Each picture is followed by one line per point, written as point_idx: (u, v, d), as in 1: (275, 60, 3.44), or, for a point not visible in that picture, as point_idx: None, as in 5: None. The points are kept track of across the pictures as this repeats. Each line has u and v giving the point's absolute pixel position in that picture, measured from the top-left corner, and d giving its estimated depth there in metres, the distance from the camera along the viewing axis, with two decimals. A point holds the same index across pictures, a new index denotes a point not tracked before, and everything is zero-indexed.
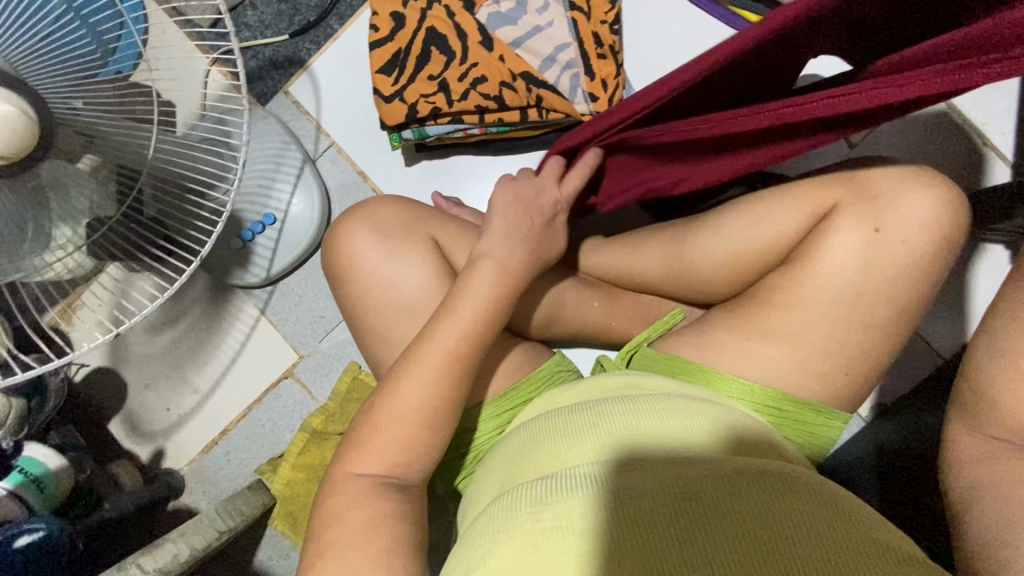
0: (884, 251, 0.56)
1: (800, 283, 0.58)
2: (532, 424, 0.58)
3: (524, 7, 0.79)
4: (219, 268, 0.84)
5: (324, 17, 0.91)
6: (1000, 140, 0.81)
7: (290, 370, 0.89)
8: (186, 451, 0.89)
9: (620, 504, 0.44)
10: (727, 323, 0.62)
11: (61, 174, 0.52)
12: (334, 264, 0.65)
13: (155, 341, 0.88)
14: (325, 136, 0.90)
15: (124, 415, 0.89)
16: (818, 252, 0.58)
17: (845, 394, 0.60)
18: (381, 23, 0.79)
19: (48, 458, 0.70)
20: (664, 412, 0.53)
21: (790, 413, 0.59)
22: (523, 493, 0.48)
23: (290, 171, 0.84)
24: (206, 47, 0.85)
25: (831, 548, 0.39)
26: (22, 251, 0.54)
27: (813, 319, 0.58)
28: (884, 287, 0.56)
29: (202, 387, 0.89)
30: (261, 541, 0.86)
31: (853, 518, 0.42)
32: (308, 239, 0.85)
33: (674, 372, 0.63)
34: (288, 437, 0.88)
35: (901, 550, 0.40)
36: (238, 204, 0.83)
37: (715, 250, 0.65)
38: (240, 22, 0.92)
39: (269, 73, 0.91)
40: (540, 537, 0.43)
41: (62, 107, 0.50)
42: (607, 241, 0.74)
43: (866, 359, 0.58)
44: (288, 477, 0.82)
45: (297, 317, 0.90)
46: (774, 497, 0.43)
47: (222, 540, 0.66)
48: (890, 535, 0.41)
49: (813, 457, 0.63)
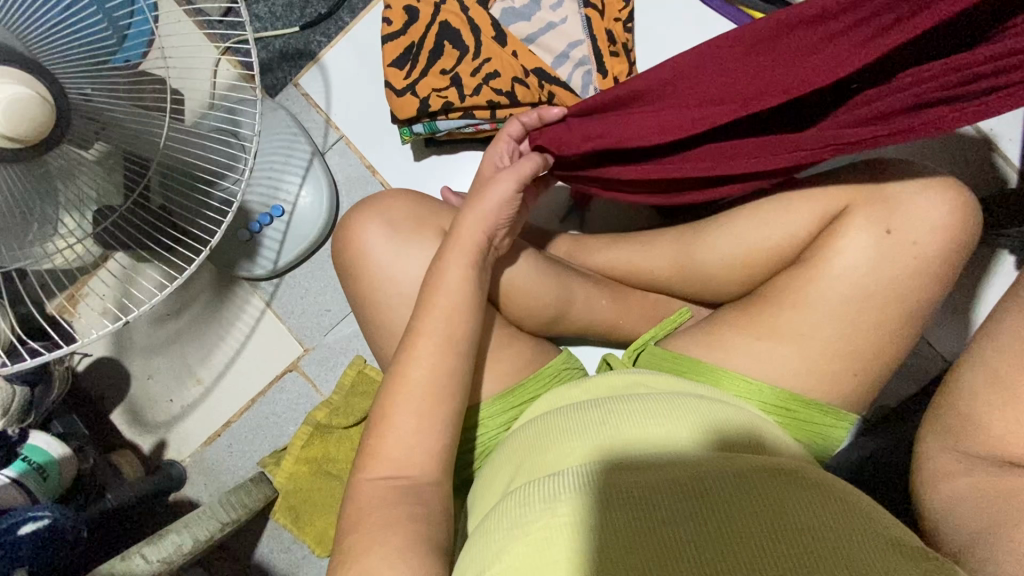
0: (895, 253, 0.56)
1: (809, 285, 0.58)
2: (540, 420, 0.57)
3: (538, 4, 0.80)
4: (226, 259, 0.84)
5: (335, 10, 0.91)
6: (1008, 146, 0.81)
7: (295, 363, 0.89)
8: (189, 443, 0.89)
9: (631, 501, 0.44)
10: (735, 322, 0.62)
11: (71, 160, 0.51)
12: (344, 257, 0.65)
13: (160, 331, 0.88)
14: (333, 129, 0.90)
15: (127, 405, 0.88)
16: (827, 252, 0.58)
17: (853, 394, 0.60)
18: (394, 16, 0.79)
19: (52, 446, 0.71)
20: (675, 411, 0.53)
21: (798, 413, 0.59)
22: (533, 489, 0.48)
23: (299, 163, 0.84)
24: (215, 37, 0.85)
25: (840, 548, 0.39)
26: (30, 237, 0.53)
27: (822, 319, 0.58)
28: (893, 288, 0.57)
29: (206, 378, 0.89)
30: (264, 534, 0.86)
31: (866, 515, 0.42)
32: (316, 232, 0.85)
33: (681, 371, 0.63)
34: (291, 430, 0.88)
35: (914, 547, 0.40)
36: (246, 196, 0.83)
37: (725, 249, 0.65)
38: (250, 13, 0.92)
39: (279, 65, 0.91)
40: (553, 533, 0.43)
41: (75, 92, 0.50)
42: (617, 239, 0.74)
43: (875, 361, 0.59)
44: (291, 471, 0.82)
45: (303, 310, 0.89)
46: (787, 495, 0.43)
47: (225, 532, 0.66)
48: (903, 533, 0.41)
49: (819, 458, 0.63)
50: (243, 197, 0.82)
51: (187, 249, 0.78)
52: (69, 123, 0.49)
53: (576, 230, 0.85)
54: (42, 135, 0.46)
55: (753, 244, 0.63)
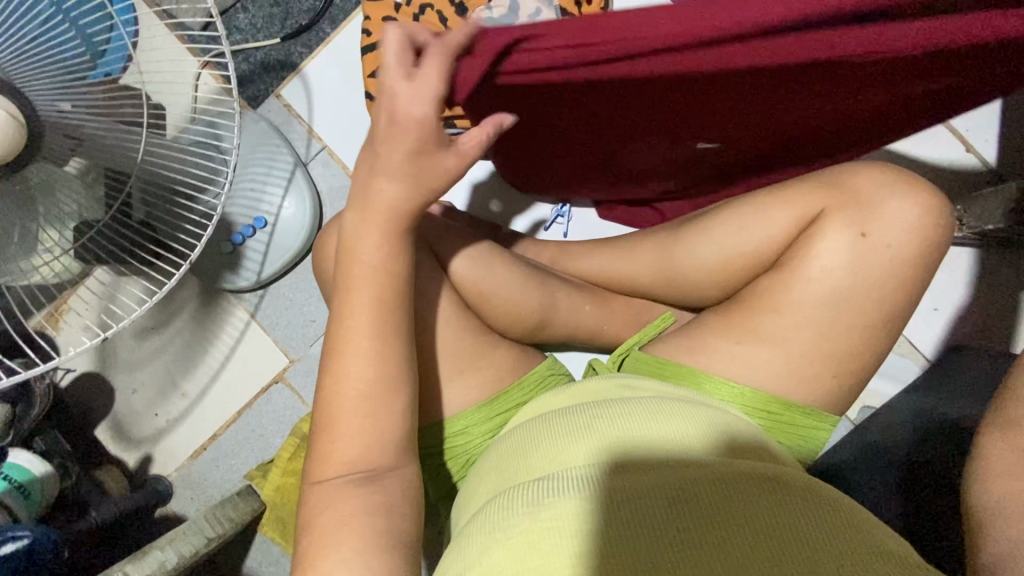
0: (871, 255, 0.57)
1: (789, 288, 0.59)
2: (526, 427, 0.57)
3: (517, 12, 0.79)
4: (210, 272, 0.84)
5: (316, 21, 0.90)
6: (983, 147, 0.82)
7: (281, 375, 0.88)
8: (174, 456, 0.88)
9: (616, 505, 0.44)
10: (717, 326, 0.62)
11: (49, 176, 0.51)
12: (324, 269, 0.65)
13: (144, 345, 0.88)
14: (316, 140, 0.90)
15: (111, 421, 0.88)
16: (807, 254, 0.58)
17: (834, 395, 0.60)
18: (374, 28, 0.80)
19: (33, 465, 0.70)
20: (659, 415, 0.53)
21: (781, 415, 0.60)
22: (520, 493, 0.48)
23: (282, 175, 0.84)
24: (196, 51, 0.85)
25: (822, 551, 0.40)
26: (9, 254, 0.53)
27: (800, 322, 0.58)
28: (871, 290, 0.57)
29: (192, 392, 0.88)
30: (251, 546, 0.86)
31: (848, 518, 0.42)
32: (299, 242, 0.84)
33: (665, 376, 0.63)
34: (277, 442, 0.88)
35: (894, 548, 0.41)
36: (228, 208, 0.83)
37: (705, 253, 0.65)
38: (231, 25, 0.92)
39: (261, 77, 0.91)
40: (537, 536, 0.44)
41: (50, 109, 0.50)
42: (600, 246, 0.75)
43: (855, 361, 0.59)
44: (277, 483, 0.80)
45: (288, 321, 0.89)
46: (768, 497, 0.44)
47: (211, 547, 0.65)
48: (883, 535, 0.42)
49: (802, 459, 0.63)
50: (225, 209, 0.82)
51: (170, 261, 0.78)
52: (44, 140, 0.49)
53: (561, 237, 0.86)
54: (15, 151, 0.46)
55: (733, 248, 0.64)
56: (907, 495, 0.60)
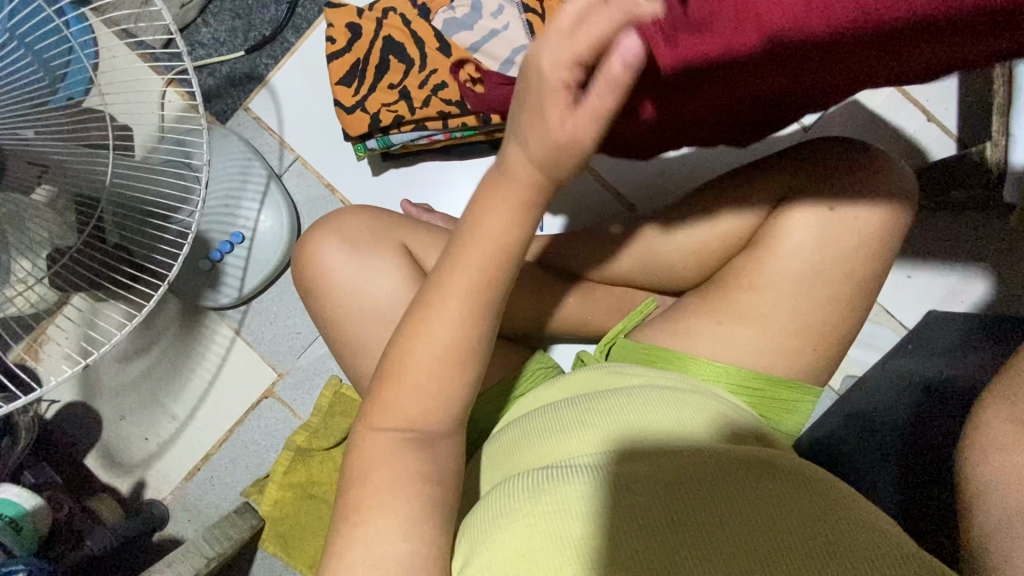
0: (840, 227, 0.59)
1: (763, 266, 0.60)
2: (520, 423, 0.58)
3: (479, 11, 0.77)
4: (190, 292, 0.84)
5: (279, 31, 0.90)
6: (943, 115, 0.84)
7: (270, 389, 0.88)
8: (168, 480, 0.87)
9: (614, 489, 0.45)
10: (698, 308, 0.63)
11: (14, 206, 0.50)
12: (306, 280, 0.65)
13: (127, 370, 0.87)
14: (288, 151, 0.89)
15: (100, 449, 0.87)
16: (778, 232, 0.60)
17: (815, 367, 0.62)
18: (337, 34, 0.80)
19: (23, 498, 0.68)
20: (653, 403, 0.54)
21: (765, 391, 0.61)
22: (520, 482, 0.48)
23: (256, 188, 0.83)
24: (159, 69, 0.85)
25: (810, 526, 0.41)
26: None
27: (777, 298, 0.60)
28: (842, 262, 0.59)
29: (181, 413, 0.88)
30: (254, 563, 0.85)
31: (839, 499, 0.44)
32: (277, 256, 0.84)
33: (651, 361, 0.63)
34: (272, 456, 0.87)
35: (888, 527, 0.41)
36: (203, 226, 0.82)
37: (680, 235, 0.66)
38: (193, 41, 0.91)
39: (227, 91, 0.90)
40: (538, 521, 0.45)
41: (12, 136, 0.47)
42: (580, 237, 0.75)
43: (833, 334, 0.61)
44: (276, 497, 0.80)
45: (274, 334, 0.89)
46: (762, 478, 0.45)
47: (211, 568, 0.65)
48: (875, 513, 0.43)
49: (789, 433, 0.64)
50: (200, 228, 0.82)
51: (148, 284, 0.77)
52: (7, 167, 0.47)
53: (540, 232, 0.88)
54: None
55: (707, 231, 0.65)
56: (910, 456, 0.58)
